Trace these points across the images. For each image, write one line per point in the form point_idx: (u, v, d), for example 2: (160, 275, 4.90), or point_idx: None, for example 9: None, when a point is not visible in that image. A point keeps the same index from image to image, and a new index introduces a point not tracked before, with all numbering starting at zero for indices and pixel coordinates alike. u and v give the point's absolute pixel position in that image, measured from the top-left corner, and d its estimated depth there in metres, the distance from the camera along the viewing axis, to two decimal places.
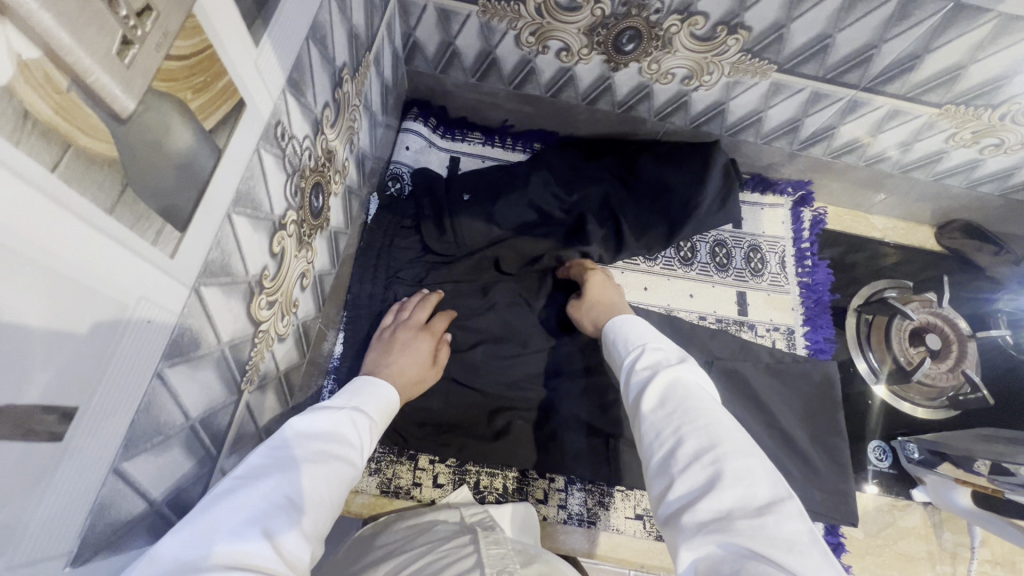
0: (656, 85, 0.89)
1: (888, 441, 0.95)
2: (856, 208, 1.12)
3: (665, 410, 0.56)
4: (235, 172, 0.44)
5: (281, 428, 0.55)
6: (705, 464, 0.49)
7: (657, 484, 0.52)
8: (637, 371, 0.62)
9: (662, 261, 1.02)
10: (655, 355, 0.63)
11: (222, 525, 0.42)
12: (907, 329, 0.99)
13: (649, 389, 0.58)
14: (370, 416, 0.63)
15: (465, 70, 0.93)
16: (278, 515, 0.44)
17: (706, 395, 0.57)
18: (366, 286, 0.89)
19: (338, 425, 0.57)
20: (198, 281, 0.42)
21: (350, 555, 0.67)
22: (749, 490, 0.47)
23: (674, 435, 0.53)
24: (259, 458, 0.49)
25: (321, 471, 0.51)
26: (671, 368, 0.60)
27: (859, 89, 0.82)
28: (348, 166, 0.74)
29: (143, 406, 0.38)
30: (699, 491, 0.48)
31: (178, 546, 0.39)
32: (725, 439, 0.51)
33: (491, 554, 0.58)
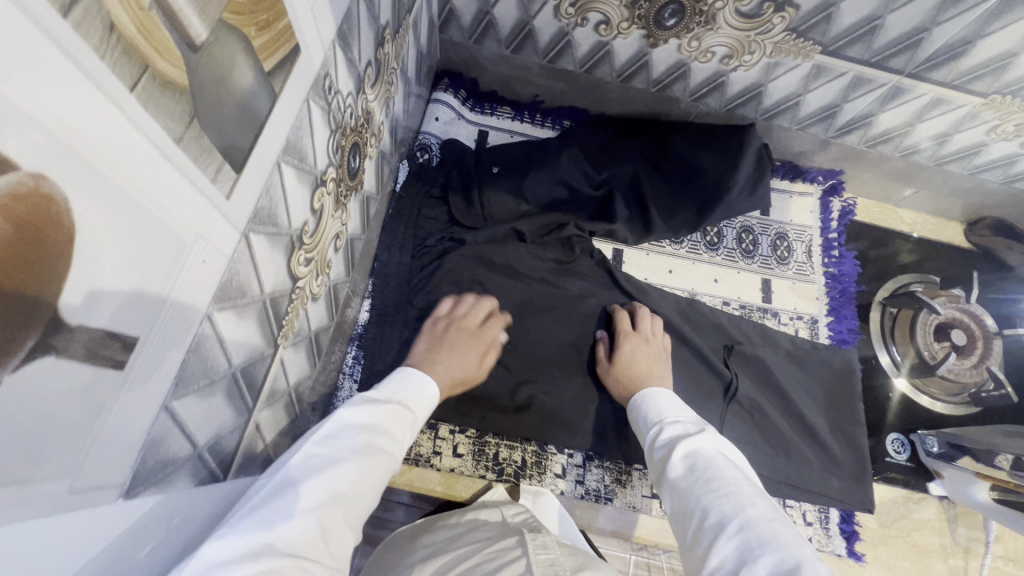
0: (694, 64, 0.87)
1: (907, 434, 0.94)
2: (885, 200, 1.10)
3: (688, 483, 0.57)
4: (287, 120, 0.44)
5: (335, 414, 0.57)
6: (731, 536, 0.50)
7: (693, 560, 0.52)
8: (659, 447, 0.64)
9: (688, 245, 1.01)
10: (674, 427, 0.66)
11: (278, 515, 0.44)
12: (932, 324, 0.98)
13: (671, 465, 0.60)
14: (414, 407, 0.66)
15: (500, 42, 0.91)
16: (329, 510, 0.47)
17: (726, 463, 0.58)
18: (393, 254, 0.89)
19: (383, 416, 0.60)
20: (248, 227, 0.42)
21: (398, 552, 0.68)
22: (777, 555, 0.46)
23: (699, 509, 0.54)
24: (313, 448, 0.52)
25: (373, 462, 0.54)
26: (691, 439, 0.62)
27: (903, 75, 0.80)
28: (382, 130, 0.74)
29: (193, 347, 0.38)
30: (729, 566, 0.48)
31: (240, 530, 0.42)
32: (747, 509, 0.52)
33: (539, 560, 0.57)
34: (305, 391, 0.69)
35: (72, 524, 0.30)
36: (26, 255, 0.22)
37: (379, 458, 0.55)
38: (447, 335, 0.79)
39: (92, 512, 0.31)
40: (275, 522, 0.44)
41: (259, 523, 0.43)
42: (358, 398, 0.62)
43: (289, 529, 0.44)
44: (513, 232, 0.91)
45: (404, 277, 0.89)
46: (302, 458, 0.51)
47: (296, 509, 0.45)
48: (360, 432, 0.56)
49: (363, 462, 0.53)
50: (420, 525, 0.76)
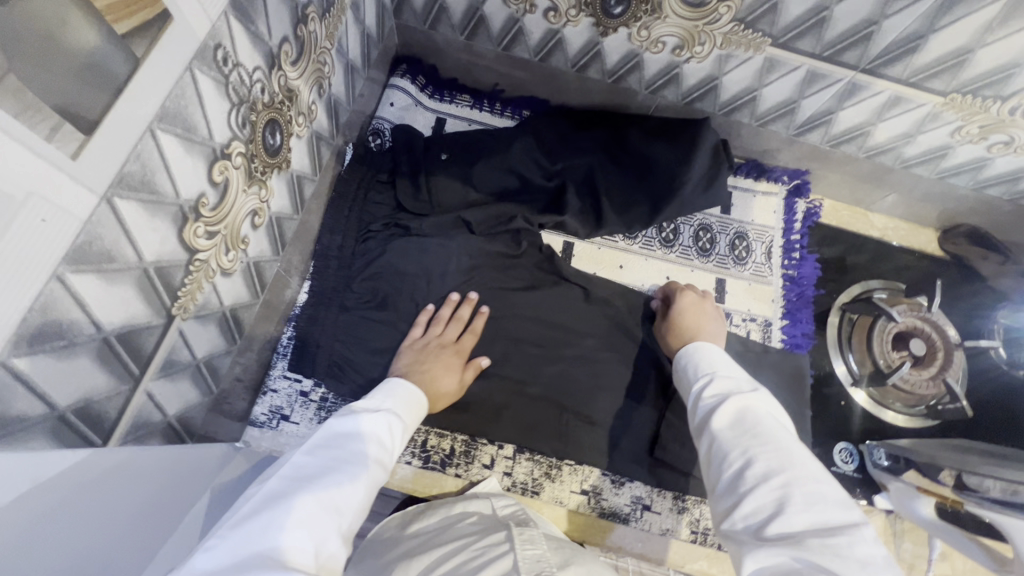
0: (646, 54, 0.85)
1: (858, 444, 0.92)
2: (855, 204, 1.07)
3: (733, 433, 0.55)
4: (160, 87, 0.44)
5: (326, 427, 0.58)
6: (774, 487, 0.49)
7: (721, 505, 0.52)
8: (704, 398, 0.61)
9: (643, 241, 1.00)
10: (724, 381, 0.62)
11: (275, 523, 0.45)
12: (891, 332, 0.94)
13: (720, 414, 0.57)
14: (405, 413, 0.67)
15: (454, 27, 0.91)
16: (324, 516, 0.48)
17: (778, 422, 0.56)
18: (336, 236, 0.88)
19: (374, 426, 0.61)
20: (110, 192, 0.42)
21: (384, 547, 0.69)
22: (820, 515, 0.47)
23: (743, 458, 0.53)
24: (305, 459, 0.53)
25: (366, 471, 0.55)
26: (743, 395, 0.59)
27: (858, 71, 0.77)
28: (315, 110, 0.74)
29: (40, 306, 0.38)
30: (766, 515, 0.48)
31: (237, 543, 0.43)
32: (798, 466, 0.50)
33: (526, 555, 0.58)
34: (222, 364, 0.70)
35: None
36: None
37: (372, 468, 0.55)
38: (427, 352, 0.79)
39: None
40: (266, 534, 0.44)
41: (249, 537, 0.44)
42: (351, 408, 0.63)
43: (284, 537, 0.44)
44: (460, 221, 0.89)
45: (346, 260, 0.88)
46: (291, 472, 0.51)
47: (290, 520, 0.46)
48: (348, 442, 0.57)
49: (353, 470, 0.54)
50: (405, 517, 0.77)
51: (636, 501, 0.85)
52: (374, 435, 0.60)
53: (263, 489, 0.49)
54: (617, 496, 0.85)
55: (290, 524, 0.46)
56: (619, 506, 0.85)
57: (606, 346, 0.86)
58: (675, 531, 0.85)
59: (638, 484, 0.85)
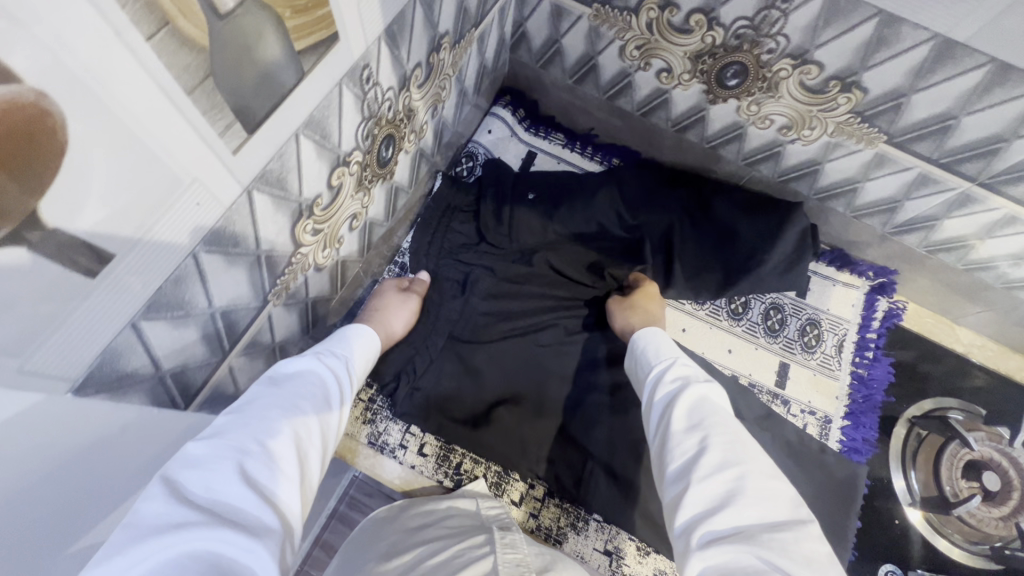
0: (752, 128, 0.85)
1: (905, 570, 0.85)
2: (942, 314, 1.00)
3: (692, 422, 0.57)
4: (314, 99, 0.47)
5: (247, 391, 0.53)
6: (726, 478, 0.50)
7: (671, 492, 0.53)
8: (665, 380, 0.64)
9: (710, 308, 0.98)
10: (683, 368, 0.65)
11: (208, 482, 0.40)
12: (963, 458, 0.89)
13: (675, 404, 0.59)
14: (343, 364, 0.64)
15: (565, 71, 0.94)
16: (262, 465, 0.43)
17: (728, 416, 0.58)
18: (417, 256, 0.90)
19: (307, 384, 0.56)
20: (252, 185, 0.45)
21: (368, 541, 0.70)
22: (767, 511, 0.48)
23: (699, 444, 0.54)
24: (228, 421, 0.47)
25: (309, 422, 0.52)
26: (700, 383, 0.61)
27: (975, 183, 0.75)
28: (426, 129, 0.78)
29: (173, 279, 0.42)
30: (716, 504, 0.49)
31: (157, 506, 0.37)
32: (748, 460, 0.52)
33: (506, 560, 0.60)
34: (293, 350, 0.74)
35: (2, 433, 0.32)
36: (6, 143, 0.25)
37: (308, 425, 0.51)
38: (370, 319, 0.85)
39: (37, 399, 0.35)
40: (203, 491, 0.39)
41: (179, 494, 0.38)
42: (278, 367, 0.58)
43: (224, 490, 0.40)
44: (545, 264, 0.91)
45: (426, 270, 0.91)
46: (210, 430, 0.45)
47: (228, 477, 0.41)
48: (279, 394, 0.52)
49: (293, 418, 0.50)
50: (391, 510, 0.77)
51: None
52: (314, 387, 0.56)
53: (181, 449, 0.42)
54: (639, 564, 0.81)
55: (225, 478, 0.40)
56: None
57: None
58: None
59: (663, 557, 0.81)
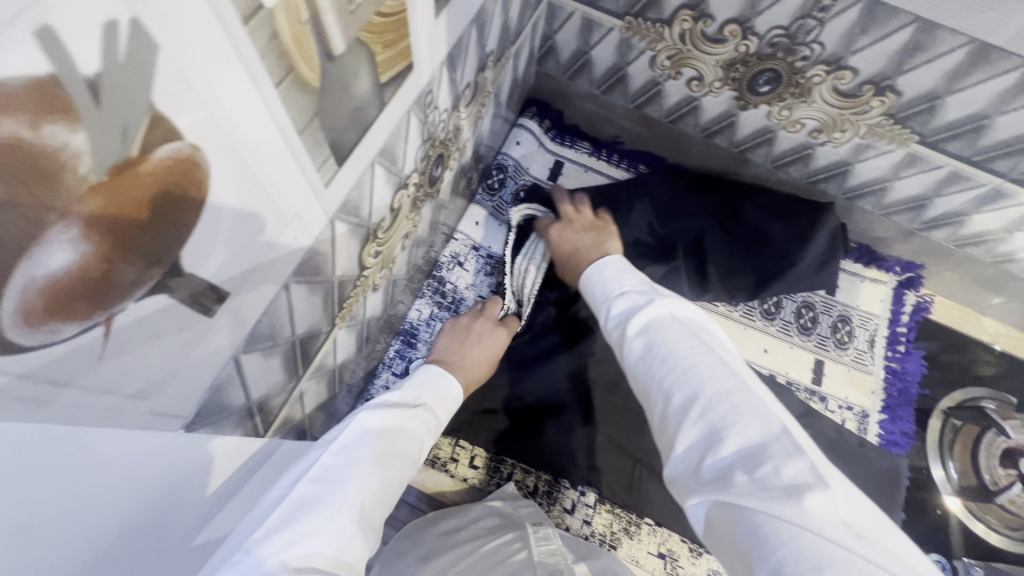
0: (782, 132, 0.87)
1: (951, 559, 0.87)
2: (967, 304, 1.03)
3: (646, 364, 0.54)
4: (388, 128, 0.48)
5: (353, 426, 0.53)
6: (695, 417, 0.47)
7: (660, 444, 0.51)
8: (612, 323, 0.61)
9: (743, 309, 0.99)
10: (624, 300, 0.62)
11: (302, 533, 0.42)
12: (999, 447, 0.91)
13: (629, 346, 0.56)
14: (434, 415, 0.64)
15: (593, 81, 0.96)
16: (348, 528, 0.45)
17: (680, 331, 0.54)
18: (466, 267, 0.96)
19: (402, 432, 0.56)
20: (335, 215, 0.46)
21: (404, 545, 0.71)
22: (742, 435, 0.45)
23: (662, 389, 0.51)
24: (332, 465, 0.48)
25: (396, 474, 0.52)
26: (644, 311, 0.58)
27: (1005, 179, 0.77)
28: (467, 145, 0.79)
29: (269, 309, 0.42)
30: (698, 448, 0.46)
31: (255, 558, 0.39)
32: (709, 385, 0.49)
33: (540, 552, 0.65)
34: (348, 369, 0.74)
35: (122, 481, 0.34)
36: (163, 209, 0.27)
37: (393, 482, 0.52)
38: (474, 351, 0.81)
39: (153, 438, 0.35)
40: (294, 544, 0.41)
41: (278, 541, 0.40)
42: (381, 402, 0.59)
43: (312, 547, 0.41)
44: None
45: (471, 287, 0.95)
46: (320, 471, 0.47)
47: (322, 535, 0.43)
48: (379, 443, 0.53)
49: (383, 475, 0.50)
50: (425, 519, 0.78)
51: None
52: (407, 442, 0.56)
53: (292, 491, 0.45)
54: (694, 566, 0.81)
55: (319, 537, 0.42)
56: None
57: None
58: None
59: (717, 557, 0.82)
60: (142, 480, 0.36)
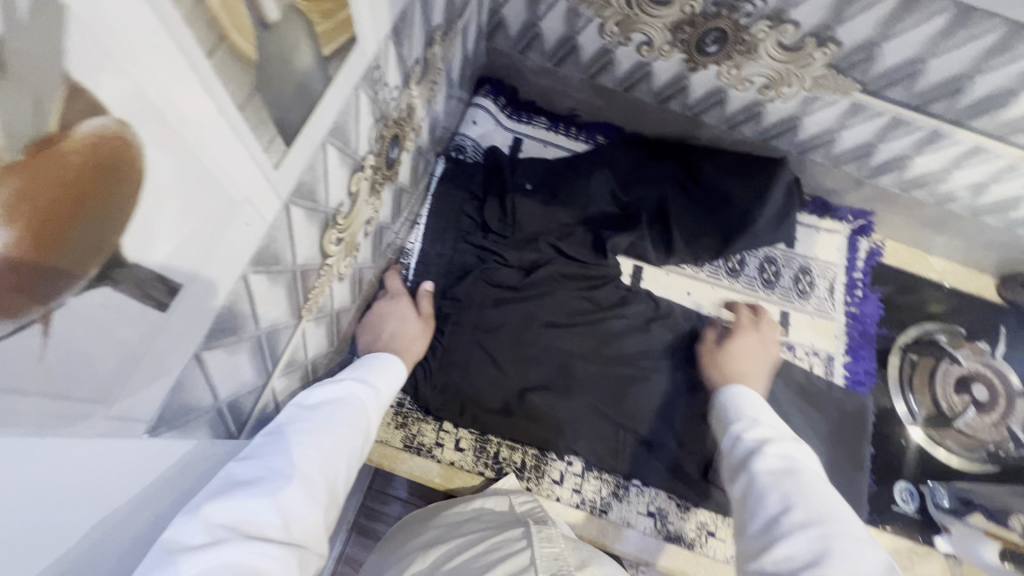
0: (732, 91, 0.88)
1: (918, 485, 0.91)
2: (916, 247, 1.08)
3: (774, 478, 0.60)
4: (337, 105, 0.46)
5: (286, 408, 0.57)
6: (810, 535, 0.54)
7: (749, 547, 0.58)
8: (744, 440, 0.67)
9: (709, 270, 1.02)
10: (762, 428, 0.68)
11: (244, 499, 0.46)
12: (953, 374, 0.97)
13: (759, 464, 0.62)
14: (374, 388, 0.67)
15: (544, 54, 0.95)
16: (291, 488, 0.49)
17: (812, 474, 0.61)
18: (435, 245, 0.93)
19: (338, 404, 0.60)
20: (289, 199, 0.44)
21: (404, 538, 0.73)
22: (853, 563, 0.51)
23: (779, 503, 0.58)
24: (267, 442, 0.52)
25: (335, 441, 0.57)
26: (781, 445, 0.64)
27: (943, 121, 0.80)
28: (422, 125, 0.77)
29: (228, 303, 0.41)
30: (801, 558, 0.52)
31: (195, 526, 0.42)
32: (831, 519, 0.55)
33: (543, 554, 0.62)
34: (322, 365, 0.72)
35: (75, 493, 0.32)
36: (88, 189, 0.24)
37: (333, 445, 0.56)
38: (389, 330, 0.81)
39: (114, 445, 0.33)
40: (236, 510, 0.45)
41: (215, 507, 0.44)
42: (318, 385, 0.63)
43: (256, 512, 0.46)
44: (550, 247, 0.93)
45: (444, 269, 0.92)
46: (252, 449, 0.51)
47: (262, 496, 0.47)
48: (310, 418, 0.56)
49: (321, 442, 0.55)
50: (423, 513, 0.79)
51: (701, 528, 0.84)
52: (344, 413, 0.60)
53: (223, 469, 0.48)
54: (683, 521, 0.84)
55: (260, 499, 0.47)
56: (684, 531, 0.83)
57: (673, 372, 0.91)
58: None
59: (703, 509, 0.85)
60: (102, 488, 0.34)
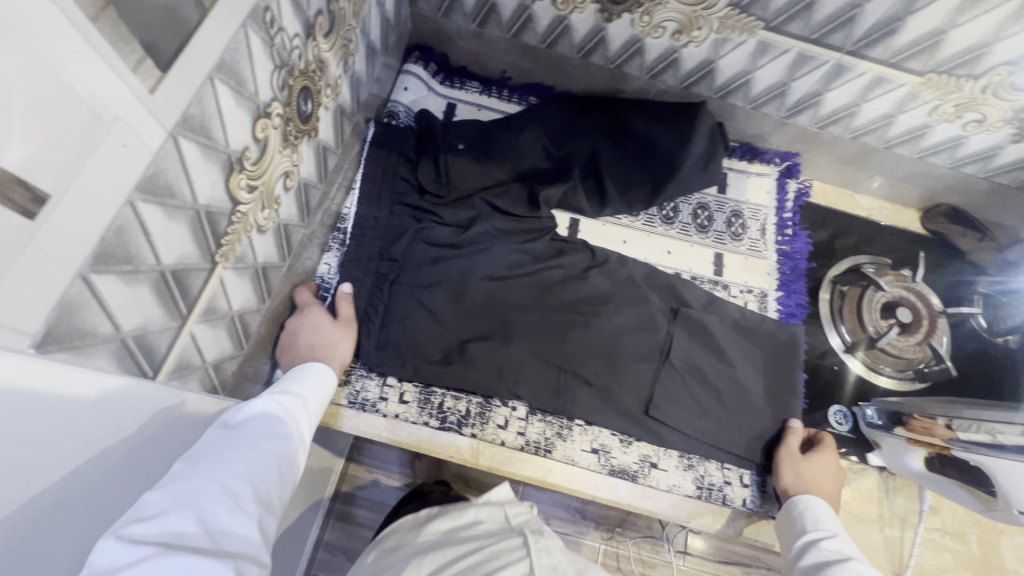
0: (648, 39, 0.91)
1: (851, 407, 0.97)
2: (843, 185, 1.12)
3: None
4: (221, 39, 0.48)
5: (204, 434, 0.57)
6: None
7: None
8: (822, 548, 0.72)
9: (644, 219, 1.05)
10: (837, 544, 0.72)
11: (167, 519, 0.46)
12: (879, 301, 1.01)
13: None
14: (302, 399, 0.68)
15: (466, 15, 0.97)
16: (217, 503, 0.49)
17: None
18: (371, 210, 0.94)
19: (260, 418, 0.61)
20: (176, 130, 0.45)
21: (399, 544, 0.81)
22: None
23: None
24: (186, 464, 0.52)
25: (264, 455, 0.57)
26: (853, 563, 0.68)
27: (844, 53, 0.84)
28: (341, 83, 0.78)
29: (115, 228, 0.42)
30: None
31: (113, 551, 0.42)
32: None
33: (540, 562, 0.70)
34: (253, 322, 0.73)
35: None
36: None
37: (261, 457, 0.56)
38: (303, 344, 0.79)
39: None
40: (158, 530, 0.45)
41: (135, 526, 0.44)
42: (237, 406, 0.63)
43: (181, 529, 0.45)
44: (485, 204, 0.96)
45: (380, 234, 0.93)
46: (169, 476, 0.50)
47: (184, 514, 0.46)
48: (228, 435, 0.57)
49: (246, 454, 0.55)
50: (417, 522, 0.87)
51: (643, 460, 0.87)
52: (270, 426, 0.60)
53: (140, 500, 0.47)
54: (625, 454, 0.87)
55: (180, 516, 0.46)
56: (627, 464, 0.87)
57: (614, 316, 0.93)
58: (681, 487, 0.86)
59: (645, 442, 0.88)
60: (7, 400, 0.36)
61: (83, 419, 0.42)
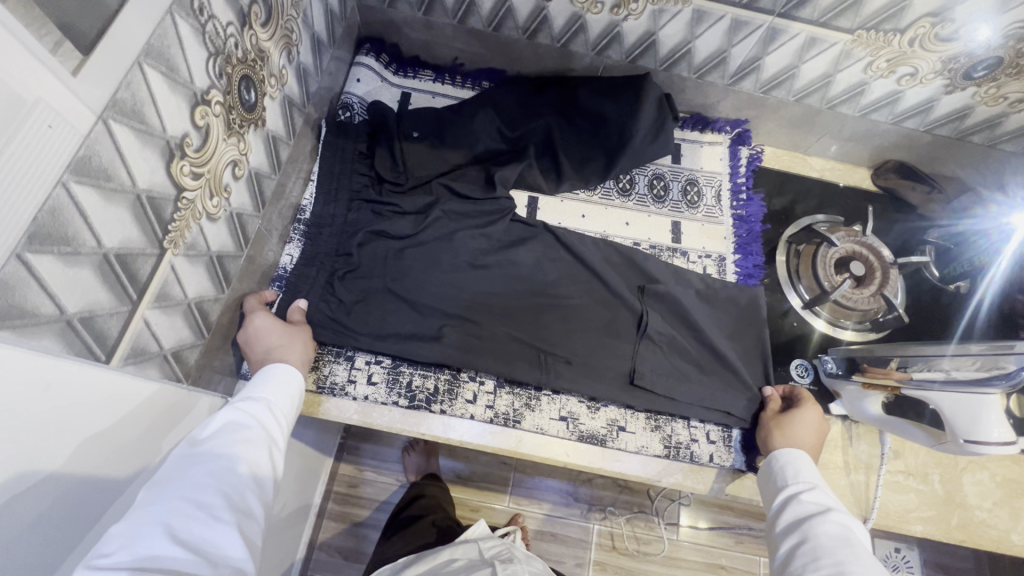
0: (589, 16, 0.94)
1: (812, 359, 0.99)
2: (795, 149, 1.16)
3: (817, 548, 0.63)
4: (145, 24, 0.49)
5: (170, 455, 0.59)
6: None
7: None
8: (801, 500, 0.71)
9: (602, 192, 1.07)
10: (820, 495, 0.71)
11: (136, 545, 0.48)
12: (834, 257, 1.02)
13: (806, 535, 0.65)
14: (266, 402, 0.69)
15: (411, 3, 0.99)
16: (188, 519, 0.52)
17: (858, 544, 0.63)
18: (332, 206, 0.95)
19: (222, 429, 0.62)
20: (106, 113, 0.47)
21: None
22: None
23: None
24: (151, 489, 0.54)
25: (231, 463, 0.58)
26: (834, 517, 0.67)
27: (775, 15, 0.87)
28: (286, 74, 0.80)
29: (48, 209, 0.43)
30: None
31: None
32: None
33: None
34: (213, 312, 0.74)
35: None
36: None
37: (228, 464, 0.58)
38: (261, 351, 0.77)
39: None
40: (131, 557, 0.47)
41: (104, 559, 0.47)
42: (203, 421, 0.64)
43: (154, 550, 0.48)
44: (442, 187, 0.98)
45: (339, 225, 0.94)
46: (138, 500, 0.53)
47: (153, 538, 0.49)
48: (190, 451, 0.58)
49: (210, 466, 0.57)
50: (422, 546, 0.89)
51: (611, 424, 0.89)
52: (234, 434, 0.61)
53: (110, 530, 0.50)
54: (593, 419, 0.89)
55: (150, 539, 0.49)
56: (596, 429, 0.88)
57: (576, 288, 0.96)
58: (649, 447, 0.88)
59: (612, 407, 0.90)
60: None
61: (28, 398, 0.43)
